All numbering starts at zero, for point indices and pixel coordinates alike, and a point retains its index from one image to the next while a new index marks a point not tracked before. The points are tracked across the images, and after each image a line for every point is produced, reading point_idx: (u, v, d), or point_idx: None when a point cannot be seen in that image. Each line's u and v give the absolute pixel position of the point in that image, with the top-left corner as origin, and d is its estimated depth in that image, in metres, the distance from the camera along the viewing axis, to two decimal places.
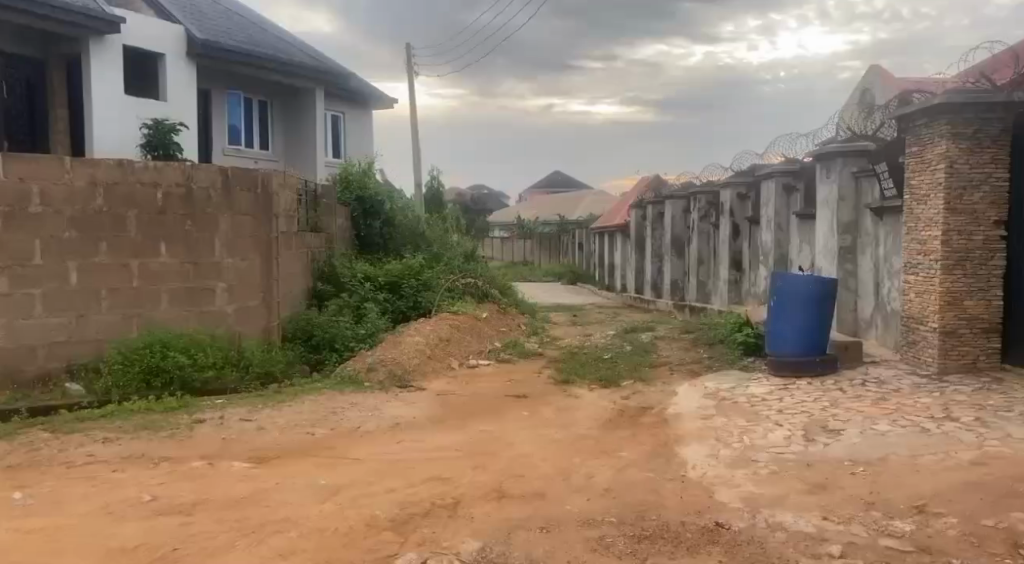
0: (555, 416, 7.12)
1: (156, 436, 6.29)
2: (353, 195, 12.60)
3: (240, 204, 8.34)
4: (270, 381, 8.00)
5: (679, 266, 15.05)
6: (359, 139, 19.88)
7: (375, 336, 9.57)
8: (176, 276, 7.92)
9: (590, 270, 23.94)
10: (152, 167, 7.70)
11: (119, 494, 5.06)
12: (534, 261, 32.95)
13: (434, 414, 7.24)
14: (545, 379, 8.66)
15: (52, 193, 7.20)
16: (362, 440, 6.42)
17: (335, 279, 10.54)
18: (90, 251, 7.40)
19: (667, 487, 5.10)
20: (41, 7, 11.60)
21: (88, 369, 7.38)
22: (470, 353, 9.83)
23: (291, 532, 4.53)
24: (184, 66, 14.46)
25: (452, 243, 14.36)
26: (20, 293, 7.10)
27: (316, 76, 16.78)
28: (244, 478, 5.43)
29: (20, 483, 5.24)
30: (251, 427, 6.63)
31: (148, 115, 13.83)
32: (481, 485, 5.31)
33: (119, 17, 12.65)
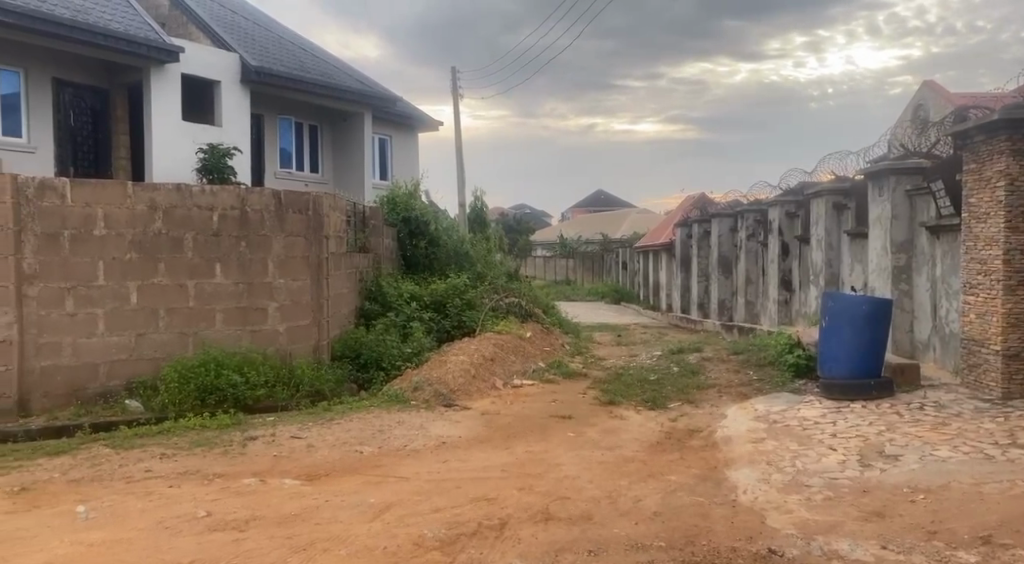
0: (602, 438, 7.04)
1: (209, 452, 6.38)
2: (399, 216, 12.75)
3: (294, 226, 8.46)
4: (320, 400, 8.12)
5: (726, 284, 14.86)
6: (405, 161, 20.13)
7: (422, 354, 9.61)
8: (230, 296, 8.05)
9: (634, 289, 23.75)
10: (208, 192, 7.89)
11: (174, 509, 5.14)
12: (576, 279, 32.81)
13: (479, 434, 7.23)
14: (589, 399, 8.58)
15: (115, 216, 7.42)
16: (409, 459, 6.43)
17: (381, 298, 10.65)
18: (149, 272, 7.60)
19: (717, 511, 5.00)
20: (104, 40, 12.05)
21: (147, 386, 7.54)
22: (513, 373, 9.80)
23: (340, 550, 4.56)
24: (238, 93, 14.83)
25: (496, 262, 14.38)
26: (83, 313, 7.29)
27: (362, 102, 17.07)
28: (293, 495, 5.48)
29: (83, 497, 5.37)
30: (301, 444, 6.71)
31: (203, 141, 14.22)
32: (527, 506, 5.27)
33: (176, 47, 13.08)
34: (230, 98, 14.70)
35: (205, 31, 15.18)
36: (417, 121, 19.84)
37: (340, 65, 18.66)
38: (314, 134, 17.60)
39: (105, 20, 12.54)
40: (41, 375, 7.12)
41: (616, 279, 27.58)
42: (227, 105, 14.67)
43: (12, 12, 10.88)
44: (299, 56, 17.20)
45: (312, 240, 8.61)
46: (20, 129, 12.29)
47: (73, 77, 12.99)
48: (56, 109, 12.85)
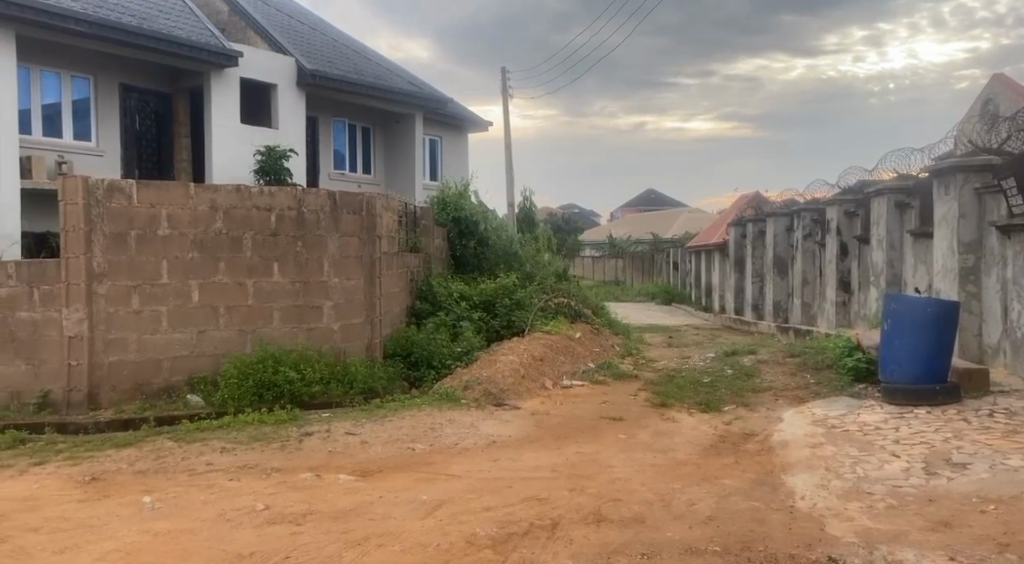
0: (654, 440, 6.98)
1: (267, 447, 6.52)
2: (449, 217, 12.85)
3: (347, 227, 8.61)
4: (373, 397, 8.22)
5: (782, 286, 14.59)
6: (454, 161, 20.26)
7: (471, 353, 9.63)
8: (287, 294, 8.21)
9: (686, 290, 23.47)
10: (266, 193, 8.05)
11: (233, 501, 5.26)
12: (626, 280, 32.56)
13: (529, 434, 7.23)
14: (641, 401, 8.52)
15: (178, 216, 7.62)
16: (460, 457, 6.47)
17: (432, 298, 10.73)
18: (210, 271, 7.79)
19: (773, 517, 4.91)
20: (167, 46, 12.44)
21: (207, 381, 7.74)
22: (563, 373, 9.79)
23: (394, 546, 4.61)
24: (294, 95, 15.11)
25: (546, 261, 14.37)
26: (147, 310, 7.51)
27: (415, 103, 17.21)
28: (348, 491, 5.55)
29: (148, 488, 5.54)
30: (355, 440, 6.80)
31: (260, 142, 14.51)
32: (579, 507, 5.25)
33: (235, 51, 13.40)
34: (286, 101, 14.98)
35: (263, 36, 15.50)
36: (468, 121, 19.94)
37: (392, 67, 18.87)
38: (366, 135, 17.81)
39: (169, 26, 12.93)
40: (108, 369, 7.35)
41: (667, 279, 27.29)
42: (284, 108, 14.96)
43: (83, 20, 11.34)
44: (353, 59, 17.45)
45: (365, 240, 8.76)
46: (89, 133, 12.76)
47: (137, 82, 13.43)
48: (122, 113, 13.32)
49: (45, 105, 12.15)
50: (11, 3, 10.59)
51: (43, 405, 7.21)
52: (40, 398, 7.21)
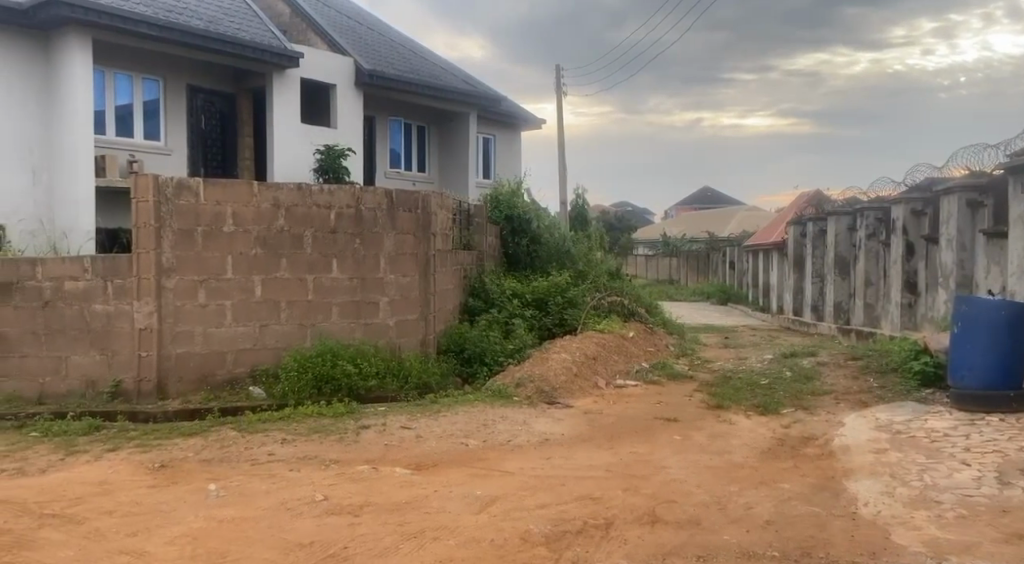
0: (710, 442, 6.90)
1: (326, 439, 6.64)
2: (502, 214, 12.89)
3: (403, 224, 8.72)
4: (427, 393, 8.31)
5: (843, 286, 14.23)
6: (508, 159, 20.30)
7: (524, 351, 9.62)
8: (345, 291, 8.34)
9: (742, 289, 23.08)
10: (326, 191, 8.19)
11: (294, 492, 5.37)
12: (680, 279, 32.16)
13: (583, 433, 7.21)
14: (696, 402, 8.41)
15: (242, 214, 7.80)
16: (513, 454, 6.49)
17: (485, 295, 10.78)
18: (272, 267, 7.96)
19: (835, 523, 4.81)
20: (233, 48, 12.79)
21: (269, 374, 7.92)
22: (617, 372, 9.73)
23: (449, 540, 4.65)
24: (353, 94, 15.33)
25: (598, 259, 14.28)
26: (213, 304, 7.71)
27: (471, 101, 17.30)
28: (404, 484, 5.62)
29: (213, 476, 5.69)
30: (411, 435, 6.87)
31: (319, 141, 14.76)
32: (634, 507, 5.22)
33: (297, 52, 13.69)
34: (345, 100, 15.22)
35: (322, 37, 15.78)
36: (523, 120, 19.98)
37: (447, 66, 19.00)
38: (421, 133, 17.97)
39: (234, 28, 13.29)
40: (176, 361, 7.57)
41: (722, 279, 26.87)
42: (342, 107, 15.20)
43: (153, 24, 11.74)
44: (409, 59, 17.62)
45: (420, 238, 8.87)
46: (158, 132, 13.17)
47: (203, 83, 13.81)
48: (189, 113, 13.69)
49: (118, 106, 12.62)
50: (87, 9, 11.05)
51: (115, 394, 7.47)
52: (113, 387, 7.47)
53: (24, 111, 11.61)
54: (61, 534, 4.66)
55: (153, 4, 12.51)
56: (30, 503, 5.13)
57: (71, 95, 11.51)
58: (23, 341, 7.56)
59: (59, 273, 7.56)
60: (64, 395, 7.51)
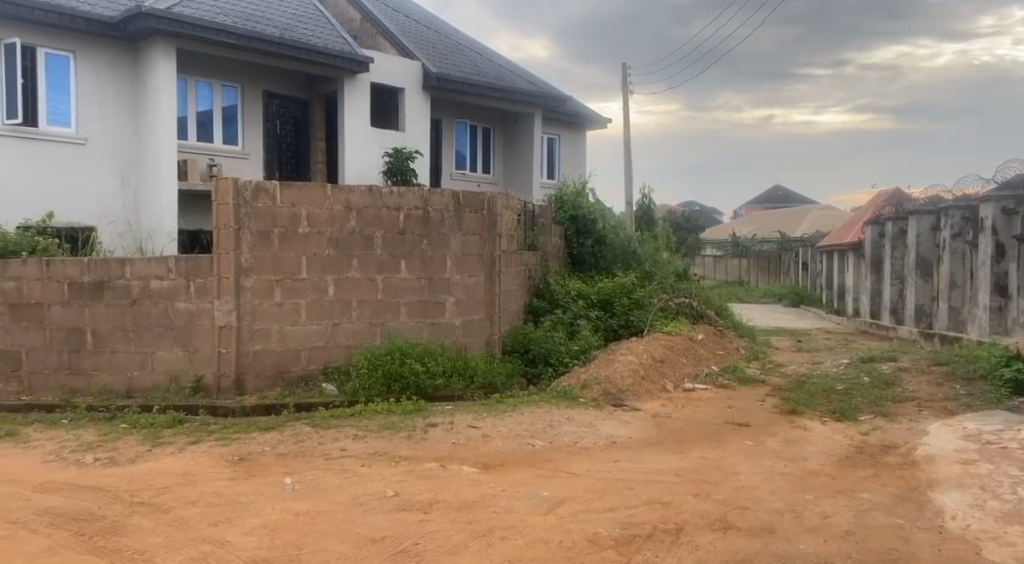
0: (783, 448, 6.72)
1: (395, 436, 6.73)
2: (567, 215, 12.87)
3: (469, 225, 8.76)
4: (492, 392, 8.33)
5: (925, 289, 13.71)
6: (573, 160, 20.22)
7: (589, 352, 9.55)
8: (413, 291, 8.44)
9: (816, 292, 22.45)
10: (396, 192, 8.30)
11: (366, 487, 5.45)
12: (751, 280, 31.46)
13: (652, 436, 7.12)
14: (768, 408, 8.20)
15: (317, 215, 7.97)
16: (580, 456, 6.45)
17: (549, 295, 10.75)
18: (344, 268, 8.10)
19: (920, 536, 4.64)
20: (308, 54, 13.11)
21: (341, 371, 8.08)
22: (685, 376, 9.58)
23: (518, 539, 4.66)
24: (421, 98, 15.51)
25: (665, 260, 14.08)
26: (289, 303, 7.89)
27: (537, 102, 17.33)
28: (471, 482, 5.64)
29: (288, 470, 5.83)
30: (477, 434, 6.89)
31: (388, 144, 14.97)
32: (704, 513, 5.12)
33: (368, 57, 13.93)
34: (413, 103, 15.40)
35: (391, 41, 16.01)
36: (588, 120, 19.88)
37: (513, 67, 19.05)
38: (486, 135, 18.07)
39: (308, 35, 13.61)
40: (254, 357, 7.78)
41: (795, 280, 26.18)
42: (411, 110, 15.39)
43: (233, 33, 12.12)
44: (475, 61, 17.73)
45: (486, 239, 8.90)
46: (236, 137, 13.57)
47: (279, 88, 14.18)
48: (265, 118, 14.06)
49: (199, 112, 13.07)
50: (172, 20, 11.49)
51: (197, 389, 7.71)
52: (194, 383, 7.71)
53: (113, 117, 12.10)
54: (149, 522, 4.84)
55: (233, 13, 12.92)
56: (121, 491, 5.35)
57: (156, 102, 11.98)
58: (113, 336, 7.89)
59: (145, 272, 7.84)
60: (149, 389, 7.80)
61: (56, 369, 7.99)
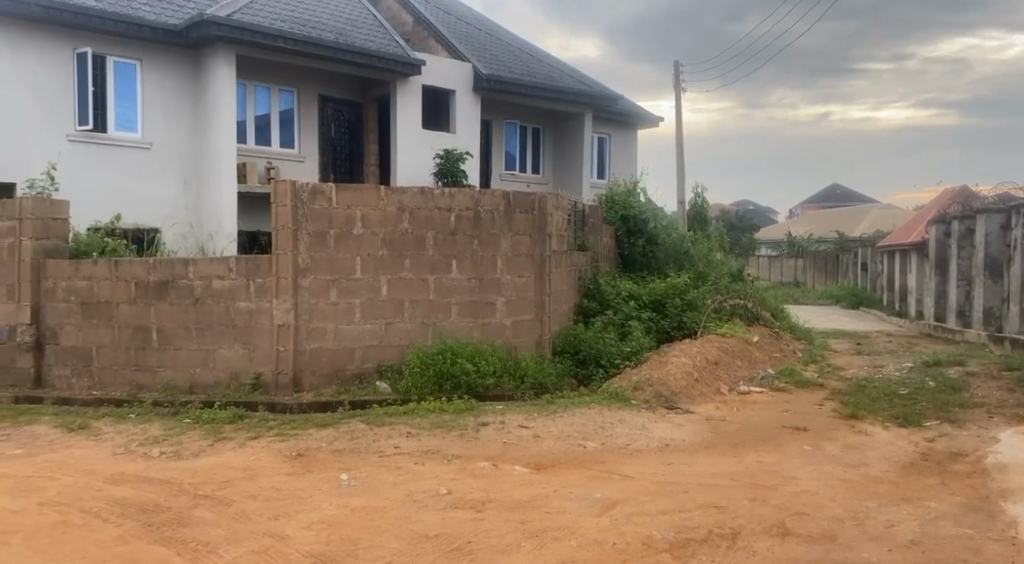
0: (844, 454, 6.55)
1: (447, 435, 6.76)
2: (617, 215, 12.79)
3: (520, 226, 8.76)
4: (543, 393, 8.31)
5: (995, 290, 13.23)
6: (624, 159, 20.06)
7: (641, 354, 9.46)
8: (464, 291, 8.47)
9: (876, 294, 21.85)
10: (447, 193, 8.34)
11: (420, 485, 5.49)
12: (807, 281, 30.78)
13: (706, 440, 7.01)
14: (827, 412, 8.00)
15: (370, 217, 8.06)
16: (633, 458, 6.39)
17: (600, 296, 10.68)
18: (397, 268, 8.18)
19: (991, 548, 4.48)
20: (362, 58, 13.30)
21: (394, 370, 8.15)
22: (740, 379, 9.42)
23: (571, 540, 4.63)
24: (472, 99, 15.57)
25: (718, 260, 13.87)
26: (343, 303, 7.99)
27: (587, 102, 17.24)
28: (524, 482, 5.63)
29: (345, 466, 5.90)
30: (528, 434, 6.88)
31: (440, 145, 15.07)
32: (761, 518, 5.02)
33: (419, 60, 14.04)
34: (464, 104, 15.46)
35: (443, 44, 16.10)
36: (639, 118, 19.71)
37: (564, 67, 18.99)
38: (536, 136, 18.06)
39: (362, 40, 13.79)
40: (310, 355, 7.90)
41: (854, 281, 25.52)
42: (461, 111, 15.46)
43: (290, 38, 12.34)
44: (526, 62, 17.73)
45: (537, 239, 8.89)
46: (293, 140, 13.81)
47: (334, 92, 14.39)
48: (320, 122, 14.30)
49: (257, 117, 13.36)
50: (232, 27, 11.75)
51: (256, 386, 7.87)
52: (253, 380, 7.87)
53: (177, 121, 12.42)
54: (213, 514, 4.94)
55: (289, 19, 13.16)
56: (185, 484, 5.49)
57: (217, 106, 12.27)
58: (177, 334, 8.11)
59: (207, 272, 8.03)
60: (211, 385, 7.99)
61: (124, 365, 8.24)
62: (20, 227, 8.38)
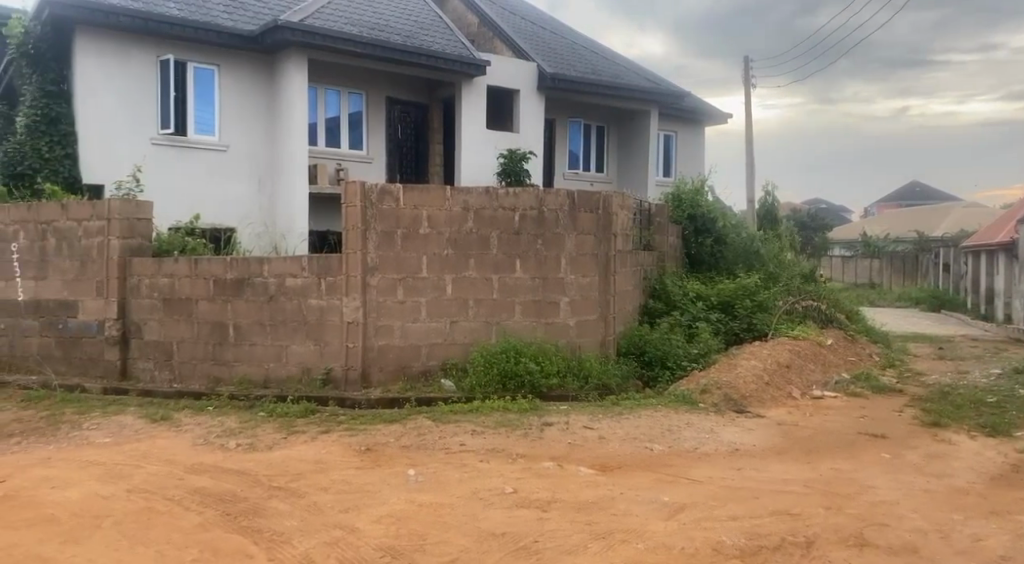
0: (925, 463, 6.28)
1: (512, 434, 6.75)
2: (684, 214, 12.58)
3: (584, 225, 8.68)
4: (607, 394, 8.22)
5: None
6: (692, 157, 19.73)
7: (709, 356, 9.28)
8: (527, 290, 8.44)
9: (960, 296, 20.93)
10: (512, 193, 8.33)
11: (486, 482, 5.48)
12: (884, 282, 29.72)
13: (778, 445, 6.81)
14: (907, 419, 7.69)
15: (436, 217, 8.11)
16: (702, 462, 6.25)
17: (666, 297, 10.51)
18: (462, 267, 8.21)
19: None
20: (429, 60, 13.41)
21: (458, 368, 8.18)
22: (813, 383, 9.14)
23: (639, 543, 4.55)
24: (537, 98, 15.55)
25: (790, 260, 13.49)
26: (410, 301, 8.07)
27: (653, 99, 17.02)
28: (590, 483, 5.57)
29: (412, 462, 5.94)
30: (593, 435, 6.82)
31: (505, 144, 15.09)
32: (838, 527, 4.85)
33: (485, 61, 14.07)
34: (528, 103, 15.45)
35: (508, 45, 16.09)
36: (707, 115, 19.36)
37: (629, 65, 18.79)
38: (601, 134, 17.92)
39: (429, 42, 13.90)
40: (378, 352, 8.01)
41: (936, 282, 24.51)
42: (526, 111, 15.44)
43: (359, 42, 12.54)
44: (591, 60, 17.60)
45: (601, 238, 8.80)
46: (361, 142, 14.03)
47: (401, 93, 14.56)
48: (388, 123, 14.50)
49: (327, 119, 13.64)
50: (304, 31, 11.99)
51: (326, 381, 8.01)
52: (324, 375, 8.02)
53: (252, 124, 12.77)
54: (286, 505, 5.04)
55: (359, 22, 13.37)
56: (260, 475, 5.61)
57: (289, 108, 12.55)
58: (253, 330, 8.31)
59: (281, 270, 8.20)
60: (284, 380, 8.16)
61: (202, 359, 8.49)
62: (109, 226, 8.72)
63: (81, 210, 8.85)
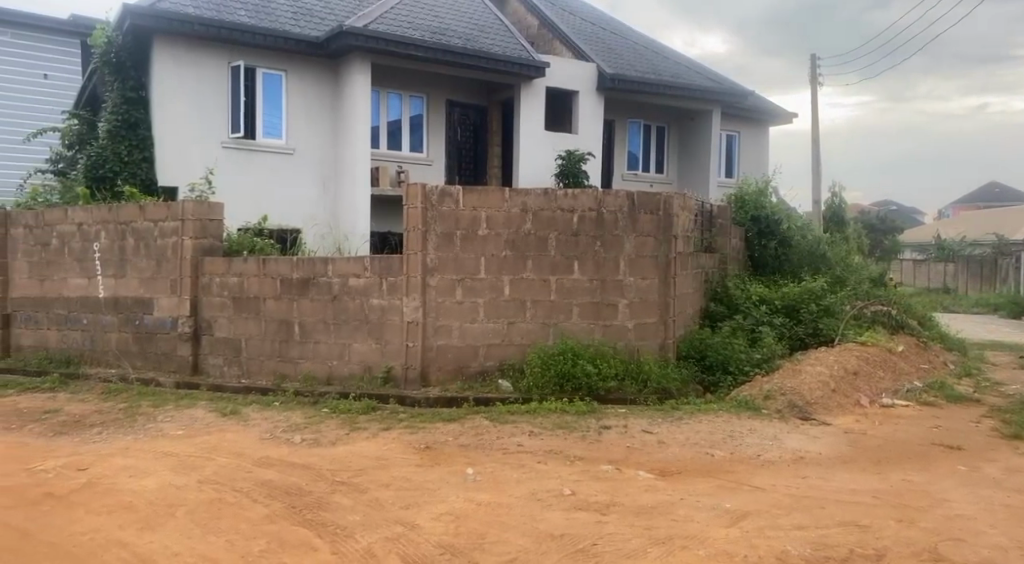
0: (1004, 477, 6.02)
1: (570, 436, 6.72)
2: (748, 215, 12.34)
3: (644, 227, 8.57)
4: (667, 398, 8.10)
5: None
6: (755, 159, 19.35)
7: (772, 361, 9.08)
8: (585, 292, 8.37)
9: None
10: (570, 194, 8.28)
11: (544, 483, 5.47)
12: (959, 286, 28.60)
13: (844, 454, 6.62)
14: (985, 431, 7.38)
15: (495, 218, 8.14)
16: (765, 469, 6.12)
17: (729, 301, 10.33)
18: (519, 268, 8.21)
19: None
20: (489, 62, 13.47)
21: (515, 369, 8.18)
22: (882, 390, 8.84)
23: (700, 550, 4.48)
24: (596, 99, 15.47)
25: (858, 264, 13.10)
26: (468, 302, 8.12)
27: (716, 99, 16.76)
28: (649, 488, 5.51)
29: (470, 461, 5.97)
30: (653, 439, 6.74)
31: (564, 145, 15.04)
32: (909, 540, 4.69)
33: (545, 62, 14.06)
34: (588, 104, 15.38)
35: (568, 46, 16.03)
36: (771, 115, 18.96)
37: (691, 64, 18.53)
38: (661, 135, 17.73)
39: (489, 44, 13.97)
40: (437, 352, 8.08)
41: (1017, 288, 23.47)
42: (585, 111, 15.38)
43: (421, 45, 12.67)
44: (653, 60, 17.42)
45: (661, 240, 8.66)
46: (422, 144, 14.19)
47: (461, 96, 14.68)
48: (448, 126, 14.62)
49: (389, 122, 13.83)
50: (368, 37, 12.18)
51: (387, 379, 8.13)
52: (385, 373, 8.13)
53: (317, 126, 13.03)
54: (349, 500, 5.11)
55: (421, 27, 13.52)
56: (323, 470, 5.72)
57: (353, 111, 12.77)
58: (317, 328, 8.47)
59: (345, 271, 8.33)
60: (347, 378, 8.29)
61: (269, 356, 8.70)
62: (182, 227, 8.99)
63: (157, 211, 9.16)
